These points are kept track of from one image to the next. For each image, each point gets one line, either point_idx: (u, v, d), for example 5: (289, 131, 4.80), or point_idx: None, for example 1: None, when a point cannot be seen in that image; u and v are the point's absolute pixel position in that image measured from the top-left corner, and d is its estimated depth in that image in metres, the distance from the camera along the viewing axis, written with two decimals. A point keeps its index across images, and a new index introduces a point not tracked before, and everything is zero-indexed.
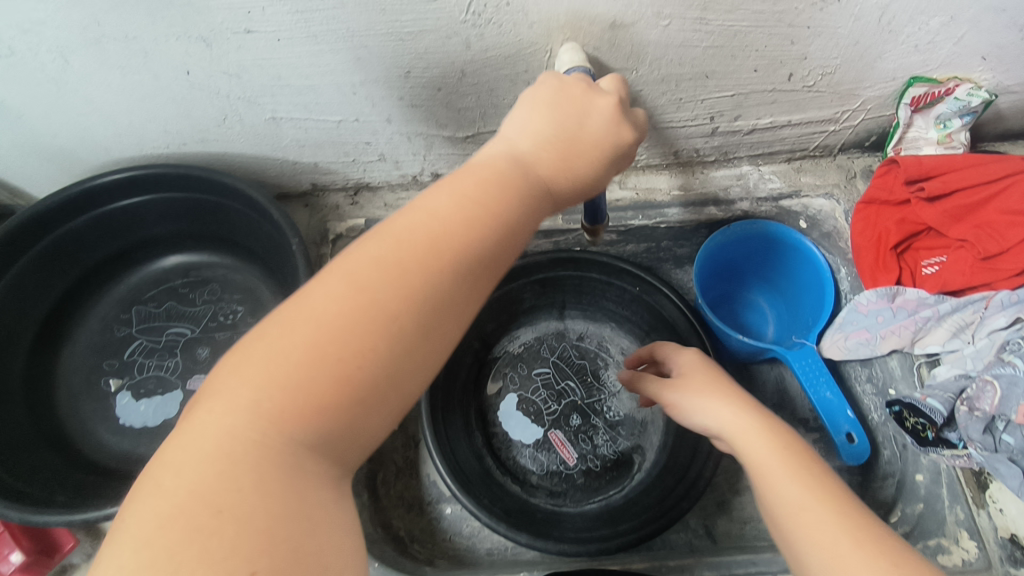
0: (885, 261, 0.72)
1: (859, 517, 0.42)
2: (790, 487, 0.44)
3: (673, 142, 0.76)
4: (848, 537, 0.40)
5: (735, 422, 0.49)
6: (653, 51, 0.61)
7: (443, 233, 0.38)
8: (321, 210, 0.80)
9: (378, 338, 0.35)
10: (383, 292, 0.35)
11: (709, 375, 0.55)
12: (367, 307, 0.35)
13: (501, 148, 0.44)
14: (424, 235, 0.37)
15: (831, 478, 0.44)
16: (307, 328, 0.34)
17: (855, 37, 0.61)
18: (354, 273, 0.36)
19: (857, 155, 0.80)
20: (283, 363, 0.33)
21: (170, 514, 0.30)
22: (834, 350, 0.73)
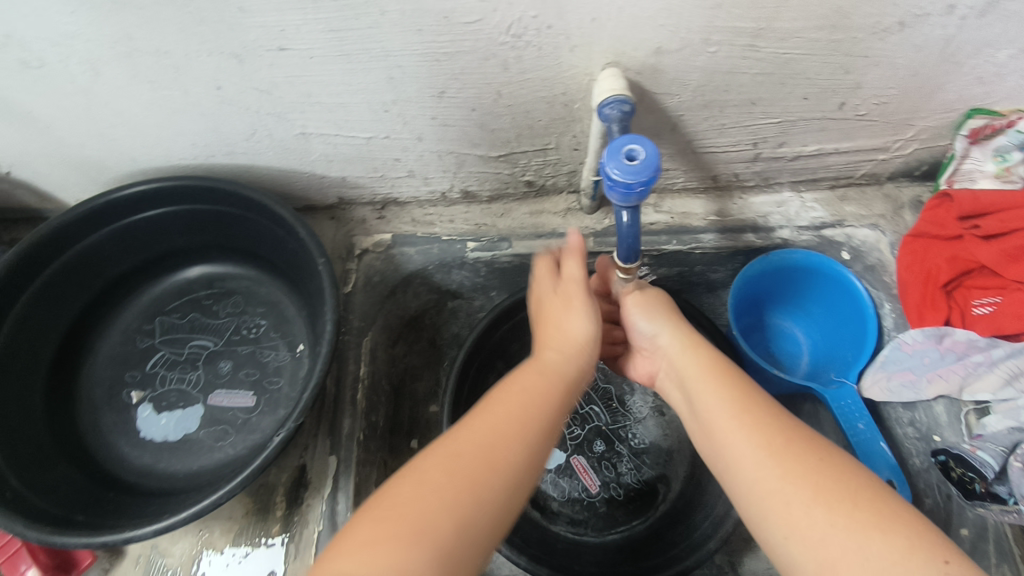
0: (933, 299, 0.69)
1: (785, 430, 0.45)
2: (723, 401, 0.49)
3: (712, 167, 0.73)
4: (769, 450, 0.44)
5: (693, 372, 0.53)
6: (698, 78, 0.58)
7: (524, 415, 0.48)
8: (348, 223, 0.78)
9: (482, 494, 0.42)
10: (500, 455, 0.45)
11: (685, 344, 0.57)
12: (474, 471, 0.43)
13: (545, 358, 0.54)
14: (517, 413, 0.48)
15: (768, 403, 0.48)
16: (424, 495, 0.41)
17: (914, 67, 0.58)
18: (451, 449, 0.45)
19: (905, 184, 0.77)
20: (407, 508, 0.41)
21: None
22: (875, 390, 0.71)
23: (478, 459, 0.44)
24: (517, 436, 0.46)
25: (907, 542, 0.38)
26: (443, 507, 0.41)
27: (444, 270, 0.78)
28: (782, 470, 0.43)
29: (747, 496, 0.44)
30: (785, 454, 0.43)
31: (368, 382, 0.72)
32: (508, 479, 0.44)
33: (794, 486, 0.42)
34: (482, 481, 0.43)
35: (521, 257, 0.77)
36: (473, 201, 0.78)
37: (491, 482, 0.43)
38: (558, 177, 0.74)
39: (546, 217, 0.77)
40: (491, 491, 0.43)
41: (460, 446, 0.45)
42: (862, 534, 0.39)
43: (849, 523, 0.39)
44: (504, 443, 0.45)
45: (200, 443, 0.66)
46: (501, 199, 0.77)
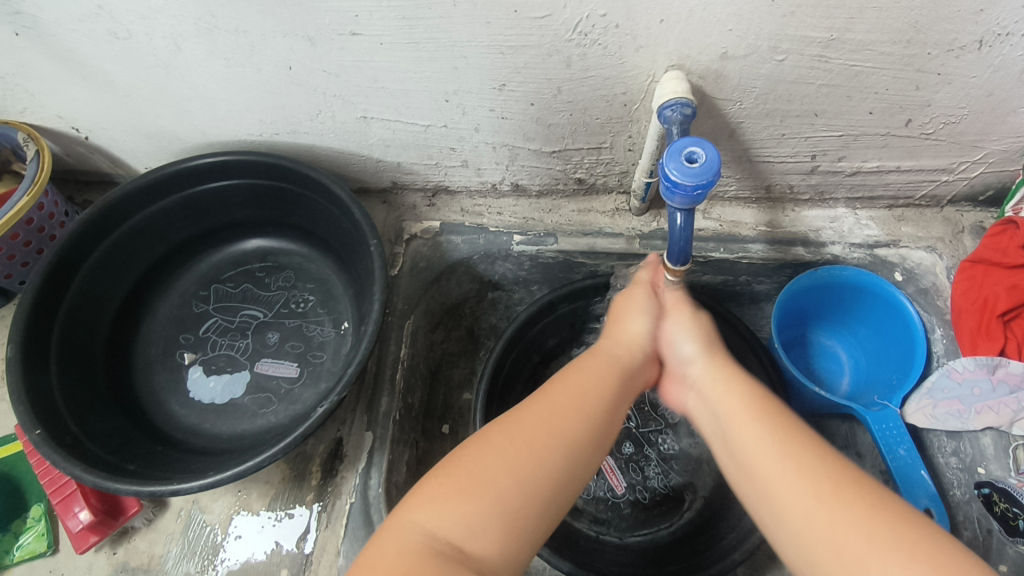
0: (989, 327, 0.67)
1: (837, 479, 0.42)
2: (763, 445, 0.46)
3: (766, 177, 0.72)
4: (821, 494, 0.41)
5: (732, 407, 0.50)
6: (762, 86, 0.58)
7: (587, 398, 0.52)
8: (399, 208, 0.80)
9: (545, 460, 0.47)
10: (559, 426, 0.49)
11: (720, 372, 0.54)
12: (542, 439, 0.48)
13: (606, 352, 0.58)
14: (581, 394, 0.52)
15: (814, 442, 0.46)
16: (497, 458, 0.46)
17: (989, 87, 0.56)
18: (524, 423, 0.49)
19: (967, 209, 0.74)
20: (481, 472, 0.45)
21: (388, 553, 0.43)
22: (919, 416, 0.69)
23: (541, 436, 0.48)
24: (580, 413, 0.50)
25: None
26: (510, 471, 0.46)
27: (488, 261, 0.79)
28: (835, 517, 0.40)
29: (801, 547, 0.41)
30: (836, 497, 0.41)
31: (408, 364, 0.73)
32: (564, 453, 0.48)
33: (844, 533, 0.39)
34: (541, 449, 0.47)
35: (566, 254, 0.78)
36: (522, 195, 0.79)
37: (552, 455, 0.47)
38: (609, 177, 0.74)
39: (593, 216, 0.78)
40: (554, 459, 0.47)
41: (528, 418, 0.49)
42: (914, 572, 0.37)
43: (904, 557, 0.38)
44: (565, 416, 0.50)
45: (244, 407, 0.69)
46: (550, 195, 0.78)
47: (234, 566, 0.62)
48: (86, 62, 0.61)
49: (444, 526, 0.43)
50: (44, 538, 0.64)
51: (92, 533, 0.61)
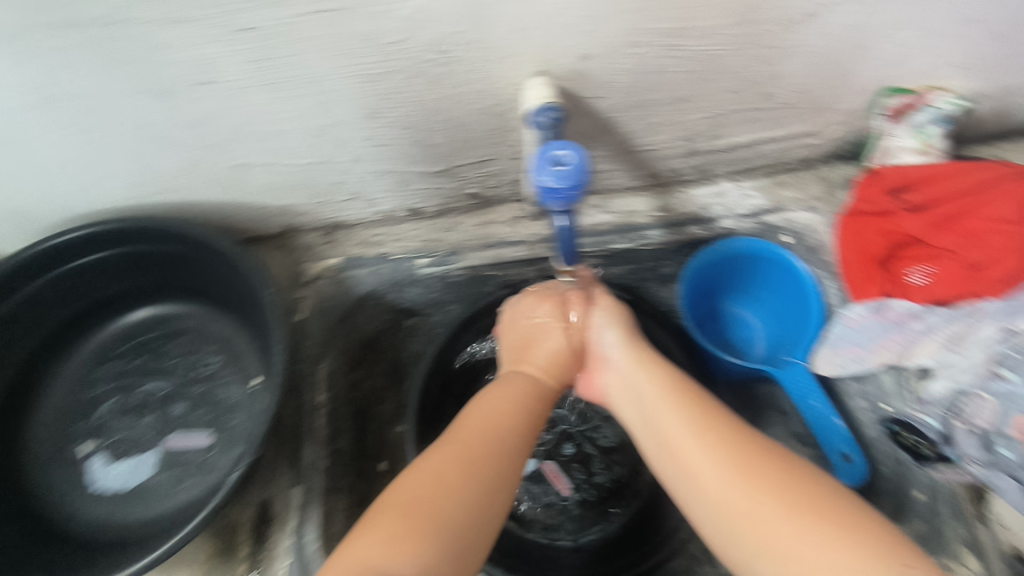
0: (872, 272, 0.71)
1: (751, 457, 0.48)
2: (684, 432, 0.51)
3: (651, 164, 0.74)
4: (736, 470, 0.47)
5: (655, 397, 0.55)
6: (627, 80, 0.59)
7: (506, 418, 0.54)
8: (296, 251, 0.77)
9: (482, 474, 0.49)
10: (488, 447, 0.51)
11: (640, 361, 0.60)
12: (474, 455, 0.50)
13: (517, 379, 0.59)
14: (501, 415, 0.54)
15: (726, 420, 0.51)
16: (439, 488, 0.47)
17: (828, 54, 0.60)
18: (457, 446, 0.50)
19: (838, 165, 0.79)
20: (426, 487, 0.47)
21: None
22: (825, 365, 0.73)
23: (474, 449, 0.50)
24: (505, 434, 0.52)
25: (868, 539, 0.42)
26: (453, 484, 0.47)
27: (397, 289, 0.78)
28: (750, 491, 0.46)
29: (722, 519, 0.46)
30: (748, 468, 0.47)
31: (330, 408, 0.71)
32: (492, 465, 0.50)
33: (760, 507, 0.45)
34: (478, 465, 0.49)
35: (473, 269, 0.79)
36: (421, 217, 0.78)
37: (486, 469, 0.49)
38: (503, 187, 0.75)
39: (495, 227, 0.77)
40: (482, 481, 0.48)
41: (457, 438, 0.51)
42: (828, 543, 0.42)
43: (815, 532, 0.43)
44: (495, 434, 0.52)
45: (157, 489, 0.64)
46: (449, 213, 0.78)
47: None
48: None
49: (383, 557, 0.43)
50: None
51: None
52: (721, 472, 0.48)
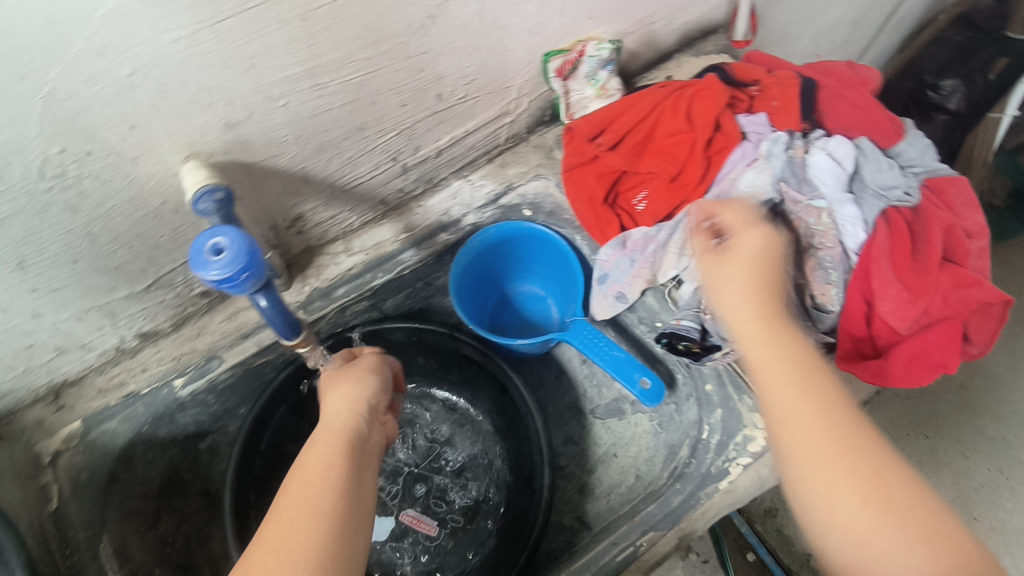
0: (602, 215, 0.77)
1: (868, 437, 0.44)
2: (786, 400, 0.46)
3: (373, 194, 0.74)
4: (834, 451, 0.43)
5: (747, 321, 0.51)
6: (291, 131, 0.58)
7: (336, 460, 0.48)
8: (21, 435, 0.66)
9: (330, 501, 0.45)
10: (326, 481, 0.46)
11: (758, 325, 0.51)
12: (314, 482, 0.45)
13: (335, 425, 0.52)
14: (328, 461, 0.47)
15: (833, 383, 0.47)
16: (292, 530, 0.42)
17: (471, 44, 0.63)
18: (304, 485, 0.45)
19: (545, 130, 0.85)
20: (290, 525, 0.43)
21: None
22: (600, 310, 0.78)
23: (309, 490, 0.45)
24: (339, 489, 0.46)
25: (947, 531, 0.40)
26: (308, 519, 0.43)
27: (166, 421, 0.70)
28: (835, 473, 0.42)
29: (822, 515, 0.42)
30: (837, 455, 0.43)
31: None
32: (335, 496, 0.45)
33: (841, 497, 0.42)
34: (323, 498, 0.45)
35: (242, 365, 0.71)
36: (160, 337, 0.70)
37: (336, 505, 0.45)
38: None
39: (244, 314, 0.72)
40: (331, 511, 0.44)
41: (299, 482, 0.46)
42: (907, 539, 0.39)
43: (908, 522, 0.40)
44: (329, 467, 0.47)
45: None
46: (189, 320, 0.71)
47: None
48: None
49: None
50: None
51: None
52: (824, 462, 0.43)
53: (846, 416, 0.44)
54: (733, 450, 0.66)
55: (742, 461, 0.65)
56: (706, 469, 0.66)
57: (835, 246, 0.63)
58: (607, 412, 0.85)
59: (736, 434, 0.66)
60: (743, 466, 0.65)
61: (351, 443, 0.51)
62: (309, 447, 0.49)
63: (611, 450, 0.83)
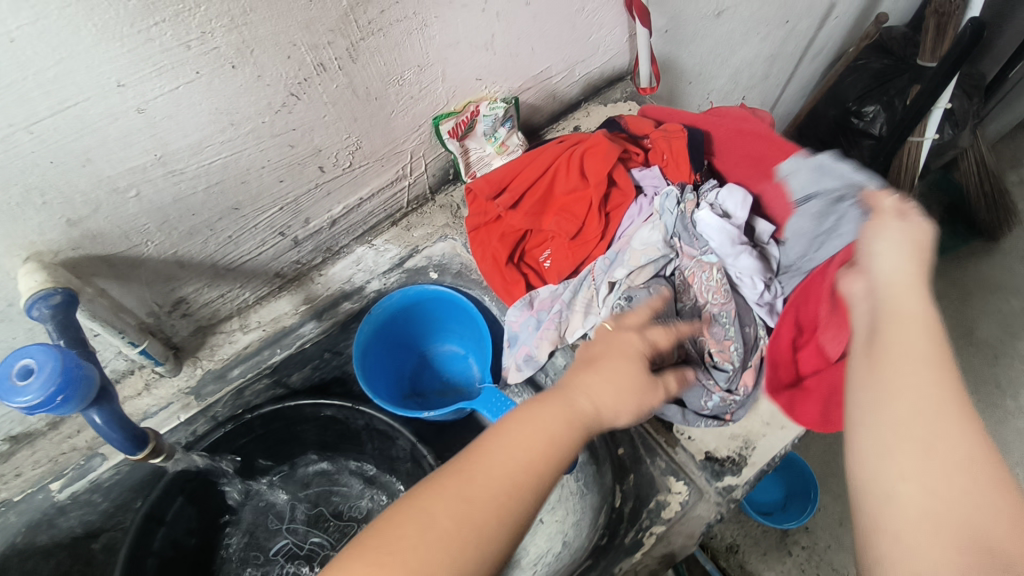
0: (507, 275, 0.75)
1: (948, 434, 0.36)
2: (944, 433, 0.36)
3: (266, 269, 0.71)
4: (923, 435, 0.36)
5: (903, 271, 0.43)
6: (151, 219, 0.55)
7: (556, 451, 0.43)
8: None
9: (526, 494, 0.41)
10: (549, 447, 0.43)
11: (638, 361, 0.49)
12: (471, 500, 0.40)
13: (580, 404, 0.45)
14: (542, 441, 0.43)
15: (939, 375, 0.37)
16: (409, 552, 0.38)
17: (347, 116, 0.61)
18: (446, 497, 0.40)
19: (452, 188, 0.83)
20: (485, 494, 0.40)
21: None
22: (511, 375, 0.73)
23: (505, 483, 0.41)
24: (575, 415, 0.45)
25: (998, 519, 0.33)
26: (469, 544, 0.39)
27: (45, 528, 0.65)
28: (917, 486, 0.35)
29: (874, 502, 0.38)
30: (928, 437, 0.36)
31: None
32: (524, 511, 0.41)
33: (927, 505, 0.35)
34: (510, 496, 0.41)
35: (130, 461, 0.66)
36: (37, 436, 0.66)
37: (544, 471, 0.42)
38: (113, 363, 0.66)
39: (130, 404, 0.68)
40: (530, 498, 0.41)
41: (486, 473, 0.41)
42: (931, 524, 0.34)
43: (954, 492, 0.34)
44: (520, 466, 0.42)
45: None
46: (69, 415, 0.67)
47: None
48: None
49: None
50: None
51: None
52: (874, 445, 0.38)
53: (897, 374, 0.39)
54: (646, 518, 0.63)
55: (656, 529, 0.62)
56: (620, 540, 0.63)
57: (728, 301, 0.64)
58: None
59: (649, 500, 0.64)
60: (656, 534, 0.62)
61: (580, 413, 0.45)
62: (533, 402, 0.45)
63: (537, 516, 0.79)
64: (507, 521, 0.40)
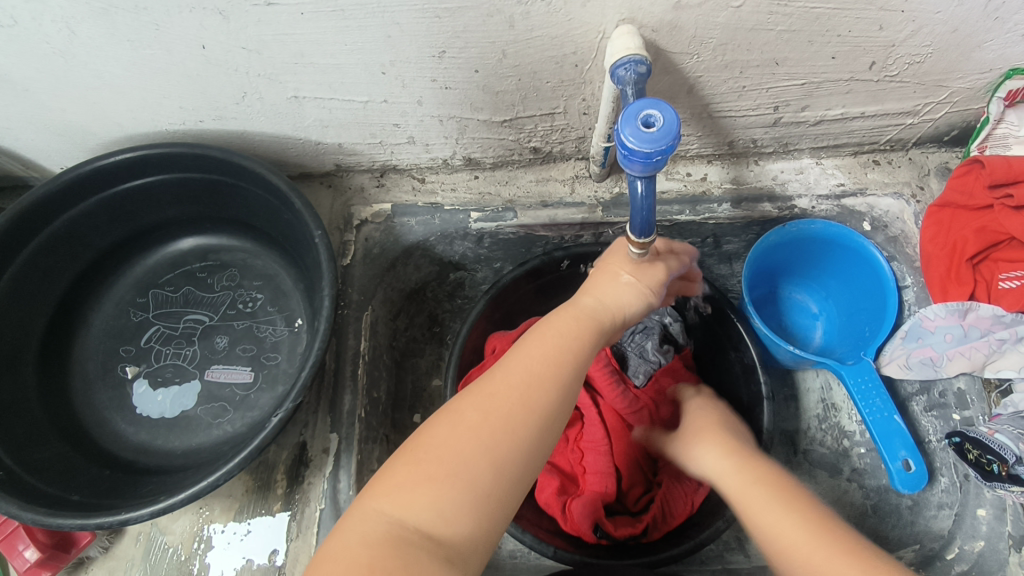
0: (959, 273, 0.65)
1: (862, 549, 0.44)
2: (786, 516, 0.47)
3: (729, 132, 0.68)
4: (808, 535, 0.45)
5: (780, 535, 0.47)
6: (719, 36, 0.54)
7: None
8: (345, 192, 0.75)
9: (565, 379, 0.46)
10: (568, 348, 0.47)
11: None
12: (526, 399, 0.44)
13: (583, 303, 0.51)
14: (555, 348, 0.47)
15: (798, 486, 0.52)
16: (466, 429, 0.43)
17: (955, 22, 0.53)
18: (487, 395, 0.44)
19: (932, 150, 0.72)
20: (501, 406, 0.44)
21: (438, 466, 0.41)
22: (893, 367, 0.68)
23: (524, 386, 0.44)
24: (526, 387, 0.44)
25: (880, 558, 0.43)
26: (492, 447, 0.42)
27: (446, 242, 0.75)
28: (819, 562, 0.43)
29: (796, 562, 0.44)
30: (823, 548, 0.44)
31: (369, 359, 0.69)
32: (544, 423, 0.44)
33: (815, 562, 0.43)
34: (530, 406, 0.44)
35: (527, 228, 0.74)
36: (477, 168, 0.74)
37: (515, 439, 0.43)
38: (566, 144, 0.70)
39: (552, 186, 0.73)
40: (555, 391, 0.45)
41: (508, 370, 0.46)
42: None
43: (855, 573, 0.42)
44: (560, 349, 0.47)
45: (197, 420, 0.64)
46: (506, 166, 0.74)
47: None
48: None
49: (411, 513, 0.40)
50: None
51: (43, 569, 0.58)
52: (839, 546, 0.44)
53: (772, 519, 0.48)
54: None
55: None
56: None
57: None
58: (820, 461, 0.76)
59: None
60: None
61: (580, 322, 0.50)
62: (546, 322, 0.49)
63: None
64: (532, 415, 0.44)
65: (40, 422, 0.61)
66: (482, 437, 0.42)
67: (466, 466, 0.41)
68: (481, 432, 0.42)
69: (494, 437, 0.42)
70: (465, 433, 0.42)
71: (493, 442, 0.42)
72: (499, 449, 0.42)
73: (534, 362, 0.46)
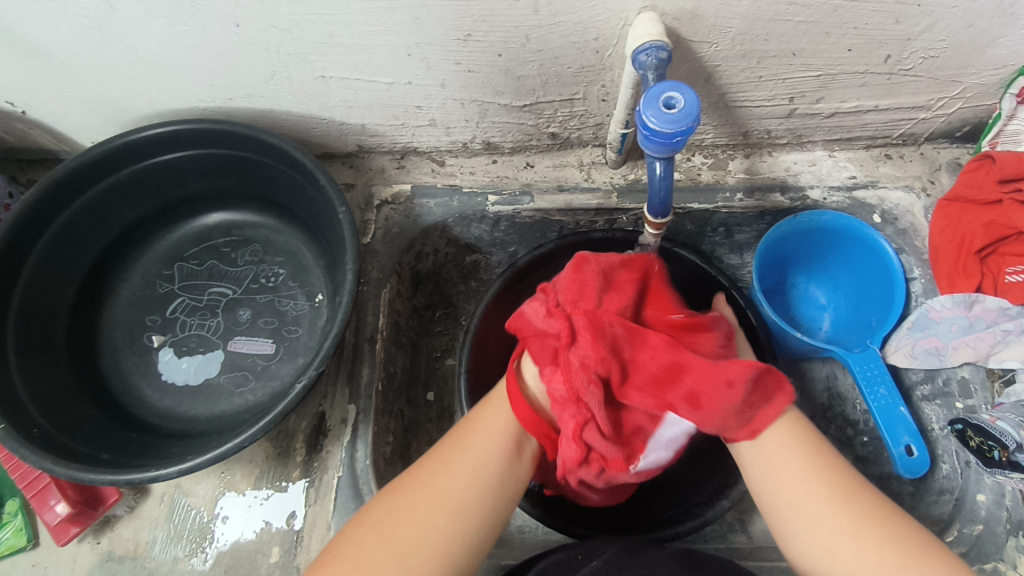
0: (967, 265, 0.66)
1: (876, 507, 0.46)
2: (799, 464, 0.49)
3: (744, 122, 0.70)
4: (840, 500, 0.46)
5: (799, 488, 0.48)
6: (738, 25, 0.55)
7: None
8: (367, 172, 0.77)
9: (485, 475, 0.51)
10: (475, 459, 0.52)
11: None
12: (442, 490, 0.49)
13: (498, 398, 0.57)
14: (466, 456, 0.52)
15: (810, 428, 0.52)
16: (388, 531, 0.47)
17: (970, 16, 0.55)
18: (403, 494, 0.49)
19: (944, 145, 0.74)
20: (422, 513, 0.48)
21: (361, 562, 0.45)
22: (899, 356, 0.69)
23: (433, 487, 0.49)
24: (433, 492, 0.49)
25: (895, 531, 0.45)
26: (397, 542, 0.46)
27: (463, 224, 0.77)
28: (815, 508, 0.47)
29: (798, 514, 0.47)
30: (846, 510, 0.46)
31: (386, 335, 0.71)
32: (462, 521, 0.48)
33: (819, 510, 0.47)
34: (440, 506, 0.48)
35: (543, 212, 0.75)
36: (496, 152, 0.76)
37: (429, 532, 0.47)
38: (584, 130, 0.72)
39: (569, 171, 0.75)
40: (463, 488, 0.50)
41: (427, 471, 0.50)
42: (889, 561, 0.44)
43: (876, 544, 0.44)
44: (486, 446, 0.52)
45: (220, 388, 0.67)
46: (523, 151, 0.75)
47: (221, 548, 0.62)
48: (12, 26, 0.56)
49: None
50: (21, 534, 0.63)
51: (71, 525, 0.60)
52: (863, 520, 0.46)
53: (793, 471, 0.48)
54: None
55: None
56: None
57: None
58: None
59: (987, 561, 0.58)
60: None
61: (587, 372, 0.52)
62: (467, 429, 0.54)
63: None
64: (437, 507, 0.48)
65: (70, 385, 0.63)
66: (391, 534, 0.47)
67: (383, 550, 0.46)
68: (393, 535, 0.47)
69: (402, 528, 0.47)
70: (377, 534, 0.47)
71: (402, 530, 0.47)
72: (403, 543, 0.46)
73: (444, 460, 0.51)
